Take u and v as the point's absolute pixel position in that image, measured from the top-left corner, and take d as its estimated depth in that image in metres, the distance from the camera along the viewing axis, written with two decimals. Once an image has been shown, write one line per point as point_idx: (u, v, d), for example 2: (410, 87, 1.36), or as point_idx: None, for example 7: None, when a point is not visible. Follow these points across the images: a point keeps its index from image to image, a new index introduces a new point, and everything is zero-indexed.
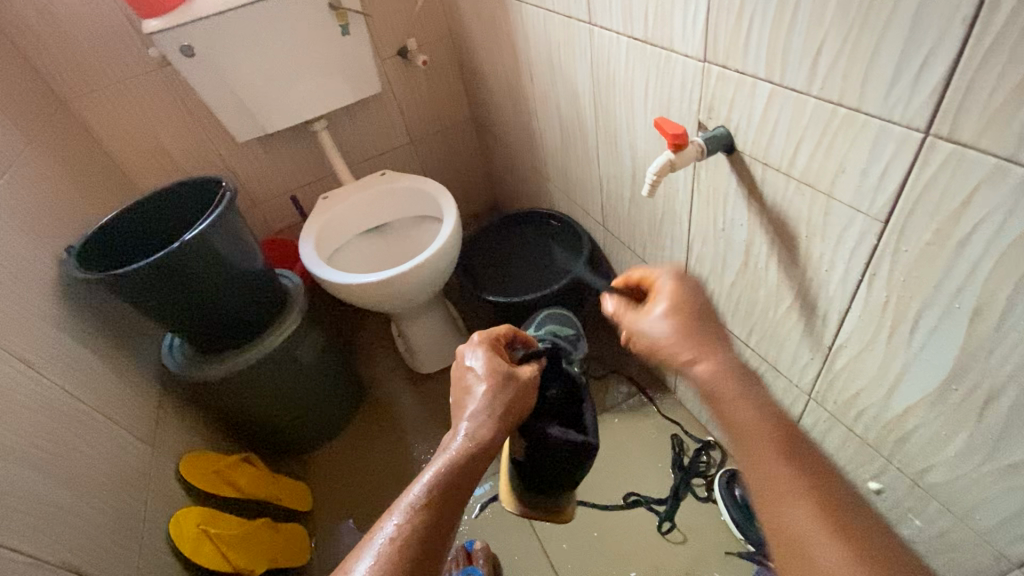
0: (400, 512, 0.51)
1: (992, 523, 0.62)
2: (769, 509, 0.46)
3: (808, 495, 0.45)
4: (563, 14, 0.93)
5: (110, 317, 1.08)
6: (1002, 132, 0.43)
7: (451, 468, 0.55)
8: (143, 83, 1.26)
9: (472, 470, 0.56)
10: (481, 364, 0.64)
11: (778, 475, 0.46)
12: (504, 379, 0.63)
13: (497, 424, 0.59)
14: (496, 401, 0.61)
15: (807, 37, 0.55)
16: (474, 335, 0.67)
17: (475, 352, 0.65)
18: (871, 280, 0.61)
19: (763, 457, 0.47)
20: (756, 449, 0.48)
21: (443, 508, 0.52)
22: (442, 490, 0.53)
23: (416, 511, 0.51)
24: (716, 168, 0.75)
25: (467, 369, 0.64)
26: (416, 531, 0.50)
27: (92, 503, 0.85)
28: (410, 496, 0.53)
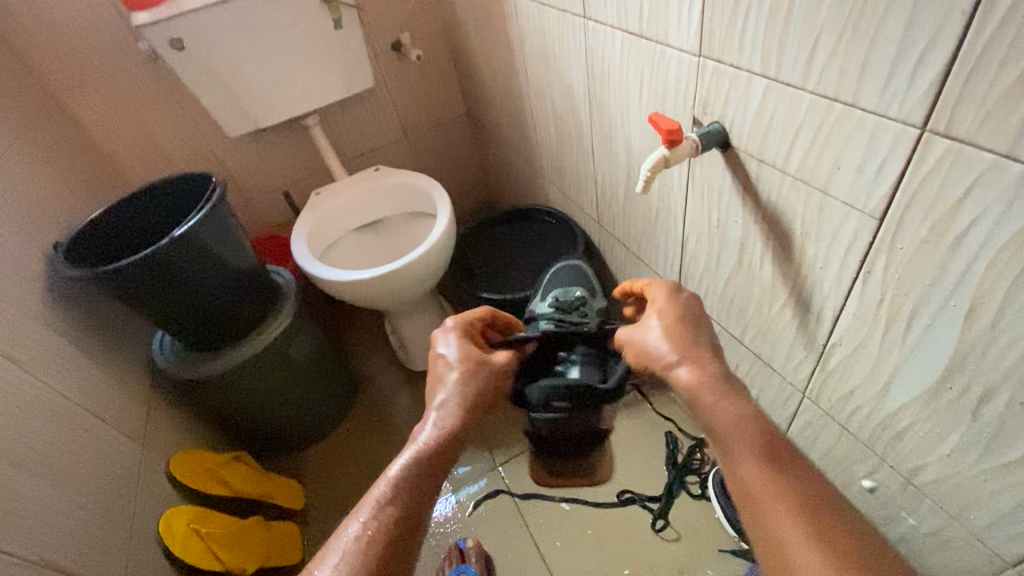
0: (366, 509, 0.52)
1: (986, 522, 0.62)
2: (758, 523, 0.46)
3: (797, 508, 0.45)
4: (557, 8, 0.92)
5: (97, 314, 1.07)
6: (999, 127, 0.43)
7: (420, 462, 0.55)
8: (134, 77, 1.25)
9: (441, 462, 0.56)
10: (453, 352, 0.62)
11: (767, 489, 0.46)
12: (475, 368, 0.61)
13: (466, 414, 0.58)
14: (465, 390, 0.59)
15: (802, 31, 0.54)
16: (446, 320, 0.65)
17: (447, 339, 0.63)
18: (866, 277, 0.61)
19: (750, 472, 0.48)
20: (741, 463, 0.48)
21: (411, 503, 0.53)
22: (410, 485, 0.53)
23: (383, 508, 0.52)
24: (710, 164, 0.75)
25: (439, 357, 0.62)
26: (383, 528, 0.51)
27: (80, 501, 0.84)
28: (377, 491, 0.53)
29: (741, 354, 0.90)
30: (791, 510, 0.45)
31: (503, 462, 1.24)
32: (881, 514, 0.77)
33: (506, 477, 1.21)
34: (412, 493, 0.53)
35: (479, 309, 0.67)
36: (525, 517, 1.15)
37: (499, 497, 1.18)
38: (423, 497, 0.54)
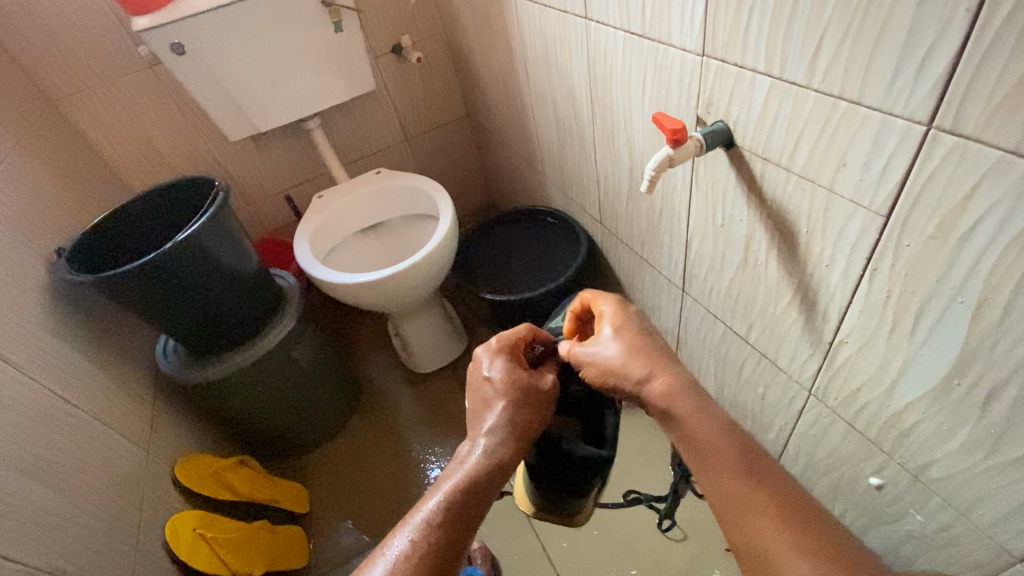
0: (411, 530, 0.52)
1: (994, 518, 0.62)
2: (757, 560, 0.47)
3: (789, 536, 0.47)
4: (558, 9, 0.92)
5: (100, 319, 1.06)
6: (1006, 124, 0.43)
7: (465, 484, 0.54)
8: (135, 83, 1.25)
9: (486, 487, 0.55)
10: (500, 374, 0.62)
11: (762, 528, 0.48)
12: (521, 391, 0.61)
13: (513, 439, 0.58)
14: (512, 415, 0.59)
15: (807, 29, 0.54)
16: (492, 339, 0.65)
17: (493, 359, 0.63)
18: (872, 275, 0.61)
19: (743, 512, 0.49)
20: (730, 504, 0.49)
21: (454, 526, 0.52)
22: (454, 507, 0.53)
23: (428, 527, 0.52)
24: (715, 163, 0.75)
25: (484, 380, 0.62)
26: (428, 549, 0.51)
27: (86, 507, 0.84)
28: (422, 511, 0.53)
29: (746, 353, 0.90)
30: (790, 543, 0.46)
31: None
32: (889, 512, 0.77)
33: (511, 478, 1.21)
34: (456, 515, 0.53)
35: (525, 327, 0.67)
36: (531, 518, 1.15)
37: (505, 499, 1.18)
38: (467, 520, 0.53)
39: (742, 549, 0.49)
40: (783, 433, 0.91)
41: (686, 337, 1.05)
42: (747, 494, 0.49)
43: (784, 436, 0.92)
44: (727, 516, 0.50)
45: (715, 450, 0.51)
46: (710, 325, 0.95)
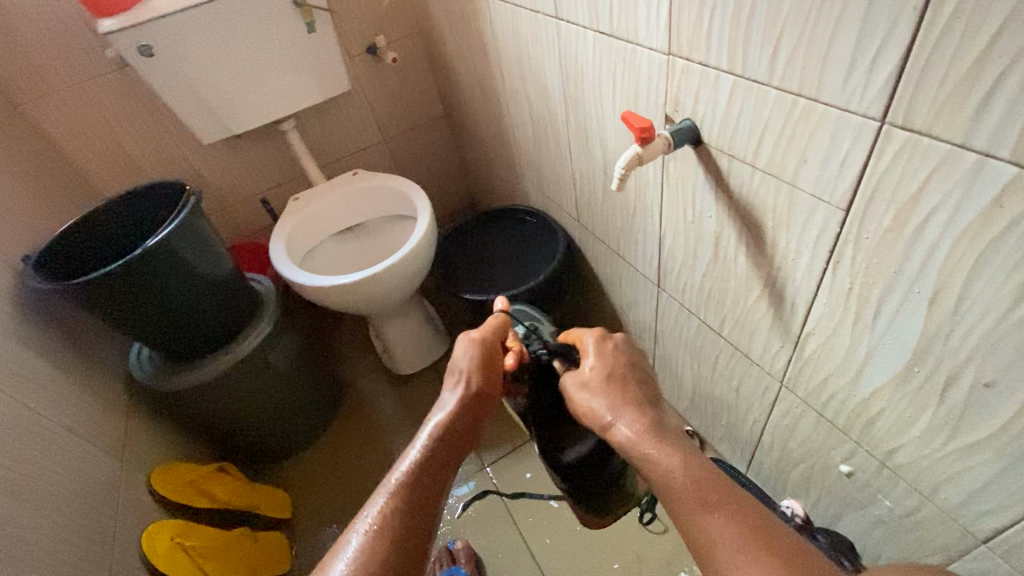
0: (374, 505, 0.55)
1: (957, 501, 0.64)
2: (710, 563, 0.48)
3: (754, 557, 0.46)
4: (529, 9, 0.93)
5: (69, 328, 1.04)
6: (953, 118, 0.44)
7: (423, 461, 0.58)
8: (102, 86, 1.23)
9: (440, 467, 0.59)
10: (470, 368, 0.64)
11: (711, 528, 0.49)
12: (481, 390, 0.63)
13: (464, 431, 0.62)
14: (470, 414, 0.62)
15: (766, 28, 0.55)
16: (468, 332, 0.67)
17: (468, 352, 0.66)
18: (835, 267, 0.62)
19: (691, 514, 0.50)
20: (680, 508, 0.51)
21: (417, 500, 0.56)
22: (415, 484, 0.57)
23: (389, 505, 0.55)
24: (683, 160, 0.76)
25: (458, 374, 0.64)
26: (392, 522, 0.54)
27: (59, 519, 0.82)
28: (384, 489, 0.57)
29: (720, 346, 0.91)
30: (738, 542, 0.47)
31: (490, 462, 1.25)
32: (859, 498, 0.79)
33: (494, 477, 1.21)
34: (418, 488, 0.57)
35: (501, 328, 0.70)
36: (514, 516, 1.15)
37: (488, 498, 1.18)
38: (428, 494, 0.57)
39: (697, 555, 0.50)
40: (758, 424, 0.93)
41: (662, 332, 1.07)
42: (696, 509, 0.50)
43: (759, 427, 0.94)
44: (681, 521, 0.51)
45: (661, 459, 0.53)
46: (685, 320, 0.97)
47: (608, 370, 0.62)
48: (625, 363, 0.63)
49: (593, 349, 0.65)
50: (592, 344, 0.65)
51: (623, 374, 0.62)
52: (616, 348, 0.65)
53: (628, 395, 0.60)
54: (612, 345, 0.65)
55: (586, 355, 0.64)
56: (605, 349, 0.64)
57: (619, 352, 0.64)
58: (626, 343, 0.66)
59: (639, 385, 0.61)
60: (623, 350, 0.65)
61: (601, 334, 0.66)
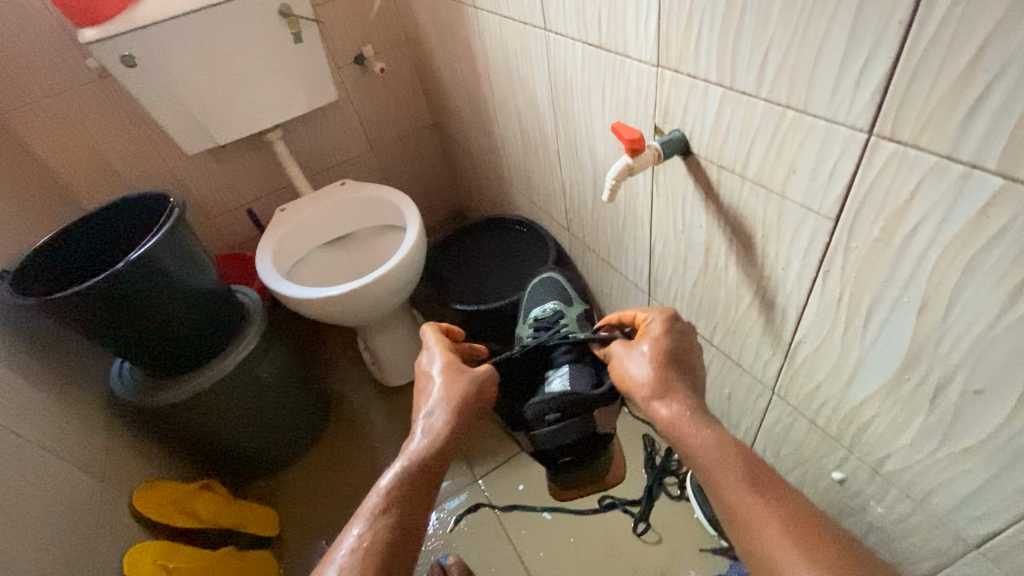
0: (362, 520, 0.58)
1: (949, 506, 0.64)
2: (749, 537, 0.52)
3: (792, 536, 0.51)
4: (518, 21, 0.93)
5: (47, 344, 1.01)
6: (940, 129, 0.45)
7: (406, 481, 0.61)
8: (84, 96, 1.21)
9: (427, 472, 0.62)
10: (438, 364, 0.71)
11: (758, 506, 0.53)
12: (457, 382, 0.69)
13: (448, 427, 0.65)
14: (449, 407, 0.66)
15: (754, 41, 0.56)
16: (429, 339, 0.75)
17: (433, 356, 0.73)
18: (824, 277, 0.63)
19: (736, 493, 0.54)
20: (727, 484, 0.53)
21: (400, 523, 0.58)
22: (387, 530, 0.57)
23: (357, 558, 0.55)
24: (673, 171, 0.76)
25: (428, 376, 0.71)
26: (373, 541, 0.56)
27: (37, 543, 0.79)
28: (369, 506, 0.59)
29: (711, 354, 0.91)
30: (780, 524, 0.51)
31: (482, 474, 1.23)
32: (851, 505, 0.80)
33: (487, 489, 1.20)
34: (387, 537, 0.57)
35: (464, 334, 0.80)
36: (507, 529, 1.14)
37: (481, 510, 1.17)
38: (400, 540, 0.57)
39: (735, 529, 0.54)
40: (750, 432, 0.93)
41: None
42: (743, 487, 0.54)
43: (751, 435, 0.94)
44: (723, 499, 0.55)
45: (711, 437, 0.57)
46: None
47: (667, 352, 0.63)
48: (684, 351, 0.65)
49: (657, 328, 0.65)
50: (659, 322, 0.66)
51: (680, 360, 0.64)
52: (678, 332, 0.66)
53: (683, 380, 0.62)
54: (679, 328, 0.66)
55: (644, 335, 0.66)
56: (670, 330, 0.65)
57: (681, 337, 0.65)
58: (688, 330, 0.67)
59: (690, 373, 0.64)
60: (681, 337, 0.66)
61: (669, 315, 0.67)
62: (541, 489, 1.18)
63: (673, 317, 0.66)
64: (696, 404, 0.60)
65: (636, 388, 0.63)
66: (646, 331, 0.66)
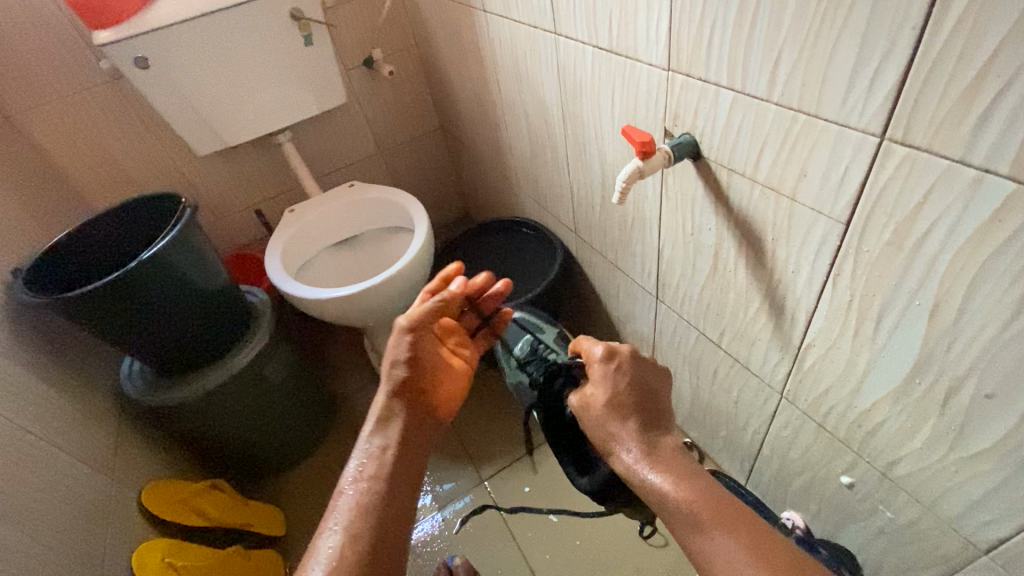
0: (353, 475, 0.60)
1: (959, 511, 0.64)
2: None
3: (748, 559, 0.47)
4: (528, 24, 0.94)
5: (59, 342, 1.02)
6: (953, 133, 0.45)
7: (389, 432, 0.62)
8: (96, 97, 1.22)
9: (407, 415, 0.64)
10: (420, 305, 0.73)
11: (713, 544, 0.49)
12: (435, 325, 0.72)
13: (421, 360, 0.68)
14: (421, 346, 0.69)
15: (766, 45, 0.56)
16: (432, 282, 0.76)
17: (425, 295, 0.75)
18: (835, 280, 0.63)
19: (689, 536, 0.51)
20: (686, 526, 0.52)
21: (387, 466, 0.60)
22: (380, 491, 0.58)
23: (352, 521, 0.56)
24: (683, 174, 0.77)
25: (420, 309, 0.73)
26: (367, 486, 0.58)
27: (47, 540, 0.80)
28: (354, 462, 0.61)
29: (719, 358, 0.91)
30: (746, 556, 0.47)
31: (488, 476, 1.23)
32: (859, 509, 0.79)
33: (492, 491, 1.20)
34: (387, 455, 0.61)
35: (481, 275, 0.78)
36: (513, 530, 1.14)
37: (486, 513, 1.17)
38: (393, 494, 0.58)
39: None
40: (757, 436, 0.93)
41: (660, 343, 1.07)
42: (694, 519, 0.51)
43: (758, 438, 0.94)
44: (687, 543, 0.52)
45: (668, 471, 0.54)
46: (684, 331, 0.97)
47: (603, 399, 0.61)
48: (628, 389, 0.61)
49: (597, 372, 0.63)
50: (597, 365, 0.63)
51: (624, 402, 0.60)
52: (621, 369, 0.62)
53: (627, 423, 0.59)
54: (616, 367, 0.62)
55: (591, 380, 0.63)
56: (607, 373, 0.62)
57: (622, 376, 0.62)
58: (636, 364, 0.63)
59: (644, 411, 0.60)
60: (630, 373, 0.62)
61: (606, 353, 0.63)
62: (547, 491, 1.18)
63: (618, 354, 0.63)
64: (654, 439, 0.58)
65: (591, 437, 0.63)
66: (591, 373, 0.64)
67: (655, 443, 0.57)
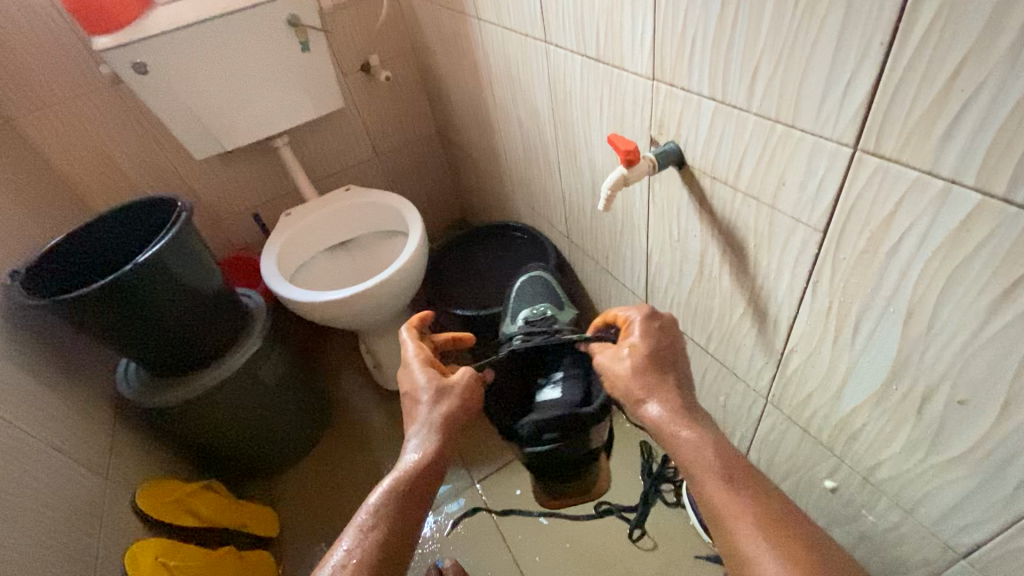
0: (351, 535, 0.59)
1: (938, 516, 0.65)
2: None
3: None
4: (519, 32, 0.95)
5: (56, 343, 1.04)
6: (920, 146, 0.46)
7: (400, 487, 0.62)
8: (96, 102, 1.24)
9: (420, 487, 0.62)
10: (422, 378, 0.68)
11: None
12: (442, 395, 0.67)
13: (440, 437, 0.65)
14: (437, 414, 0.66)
15: (744, 56, 0.57)
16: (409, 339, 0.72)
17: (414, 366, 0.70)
18: (814, 286, 0.64)
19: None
20: None
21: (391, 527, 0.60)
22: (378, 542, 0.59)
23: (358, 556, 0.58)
24: (668, 181, 0.78)
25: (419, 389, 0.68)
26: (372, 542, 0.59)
27: (41, 538, 0.81)
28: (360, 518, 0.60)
29: (706, 362, 0.92)
30: None
31: (480, 478, 1.24)
32: (843, 513, 0.80)
33: (484, 493, 1.21)
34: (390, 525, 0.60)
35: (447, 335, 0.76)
36: (504, 532, 1.15)
37: (477, 515, 1.18)
38: (415, 515, 0.62)
39: None
40: (745, 440, 0.94)
41: None
42: None
43: (746, 442, 0.95)
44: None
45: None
46: None
47: (647, 352, 0.63)
48: (667, 348, 0.64)
49: (639, 328, 0.64)
50: (639, 323, 0.65)
51: (660, 359, 0.63)
52: (662, 329, 0.65)
53: (666, 379, 0.62)
54: (658, 327, 0.65)
55: (631, 335, 0.65)
56: (651, 330, 0.64)
57: (663, 335, 0.65)
58: (671, 325, 0.66)
59: (674, 370, 0.64)
60: (667, 333, 0.65)
61: (649, 313, 0.65)
62: None
63: (658, 311, 0.66)
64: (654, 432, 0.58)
65: (619, 391, 0.64)
66: (629, 327, 0.66)
67: None
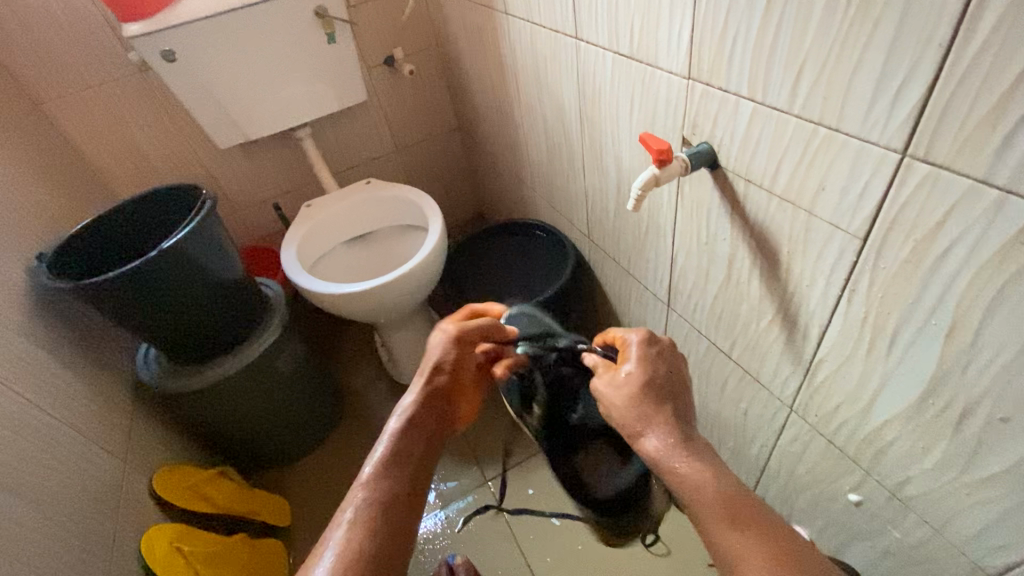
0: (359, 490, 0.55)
1: (969, 535, 0.63)
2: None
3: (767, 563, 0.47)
4: (550, 28, 0.94)
5: (79, 326, 1.05)
6: (977, 152, 0.44)
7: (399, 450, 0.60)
8: (124, 89, 1.25)
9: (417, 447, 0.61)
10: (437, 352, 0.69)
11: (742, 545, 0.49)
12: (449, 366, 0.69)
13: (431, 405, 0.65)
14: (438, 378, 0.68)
15: (788, 57, 0.56)
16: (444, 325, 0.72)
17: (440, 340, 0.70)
18: (850, 295, 0.62)
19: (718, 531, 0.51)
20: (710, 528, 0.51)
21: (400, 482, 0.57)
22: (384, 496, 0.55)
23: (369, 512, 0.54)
24: (699, 183, 0.76)
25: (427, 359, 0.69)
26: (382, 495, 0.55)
27: (60, 519, 0.82)
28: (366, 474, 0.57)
29: (729, 368, 0.91)
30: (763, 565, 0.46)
31: (492, 476, 1.24)
32: (867, 528, 0.78)
33: (495, 491, 1.21)
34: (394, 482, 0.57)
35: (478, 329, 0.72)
36: (515, 532, 1.14)
37: (489, 513, 1.17)
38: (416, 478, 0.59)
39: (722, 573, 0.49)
40: (765, 448, 0.93)
41: None
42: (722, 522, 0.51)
43: (766, 451, 0.93)
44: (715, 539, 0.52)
45: (697, 471, 0.54)
46: (695, 340, 0.96)
47: (644, 378, 0.61)
48: (666, 374, 0.62)
49: (635, 353, 0.63)
50: (635, 348, 0.64)
51: (662, 385, 0.61)
52: (661, 355, 0.64)
53: (664, 407, 0.59)
54: (657, 352, 0.64)
55: (626, 360, 0.64)
56: (647, 355, 0.63)
57: (662, 361, 0.63)
58: (671, 353, 0.65)
59: (674, 398, 0.61)
60: (668, 358, 0.64)
61: (647, 338, 0.65)
62: (550, 494, 1.18)
63: (653, 335, 0.65)
64: (685, 434, 0.57)
65: (618, 421, 0.62)
66: (627, 350, 0.65)
67: (667, 448, 0.57)
